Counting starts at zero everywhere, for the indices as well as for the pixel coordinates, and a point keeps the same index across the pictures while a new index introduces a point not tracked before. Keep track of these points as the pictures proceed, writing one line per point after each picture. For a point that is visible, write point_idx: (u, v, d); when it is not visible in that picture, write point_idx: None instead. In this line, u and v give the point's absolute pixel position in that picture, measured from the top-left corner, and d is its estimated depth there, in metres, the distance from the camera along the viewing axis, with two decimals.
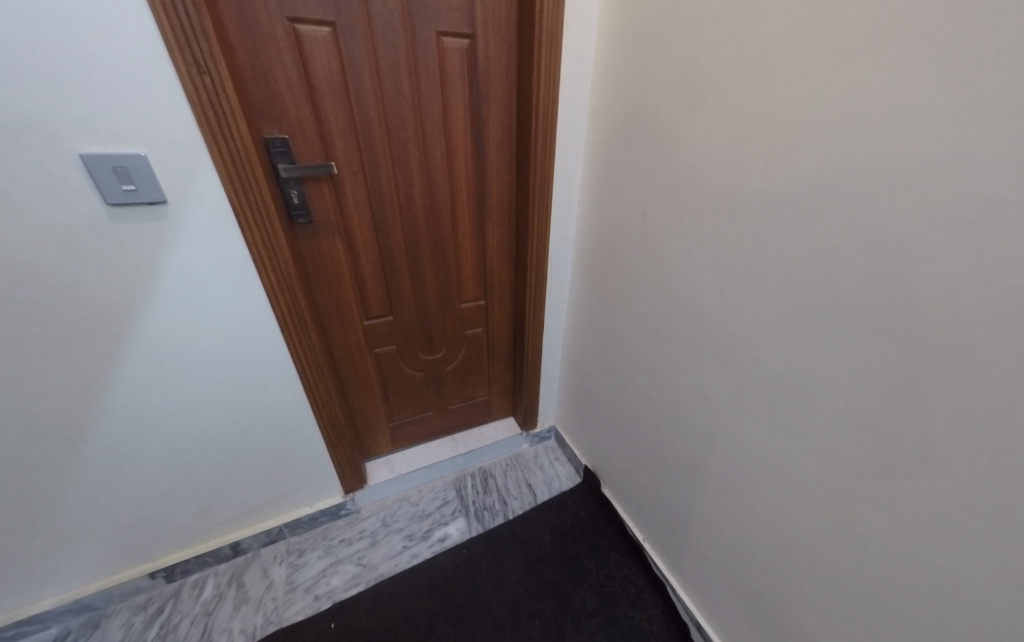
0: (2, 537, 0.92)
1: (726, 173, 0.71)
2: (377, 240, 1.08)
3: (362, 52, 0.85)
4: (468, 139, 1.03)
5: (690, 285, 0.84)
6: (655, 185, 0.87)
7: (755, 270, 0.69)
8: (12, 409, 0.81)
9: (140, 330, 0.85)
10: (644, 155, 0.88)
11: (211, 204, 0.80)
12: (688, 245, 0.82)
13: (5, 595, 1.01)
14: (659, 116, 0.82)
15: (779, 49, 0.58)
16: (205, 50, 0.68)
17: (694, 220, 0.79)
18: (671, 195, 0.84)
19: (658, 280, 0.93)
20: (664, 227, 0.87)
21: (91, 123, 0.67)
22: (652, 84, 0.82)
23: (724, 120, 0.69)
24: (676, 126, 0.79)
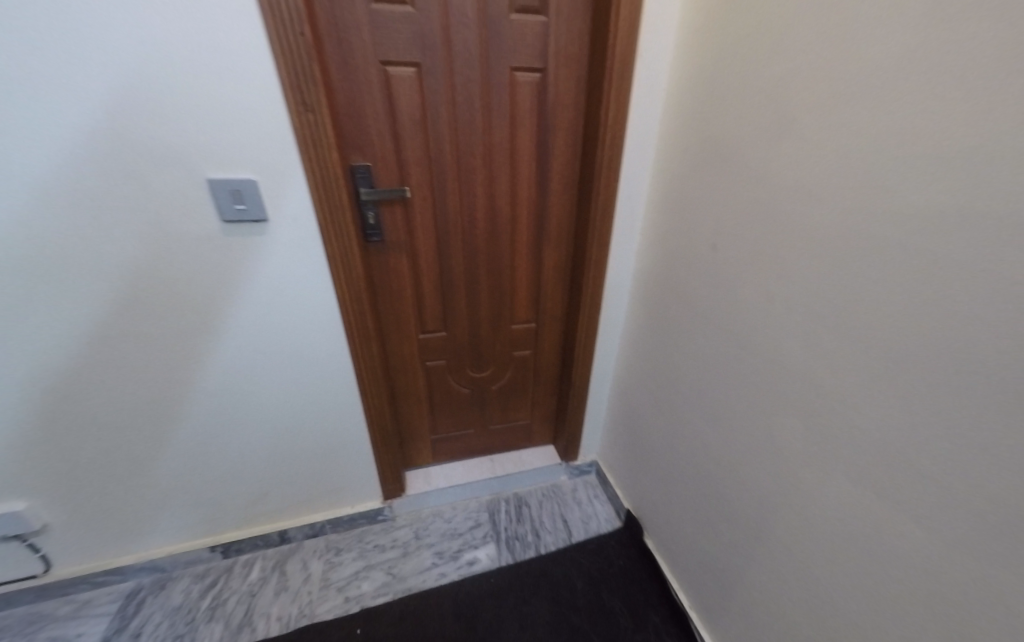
0: (108, 492, 1.09)
1: (808, 207, 0.65)
2: (439, 260, 1.14)
3: (441, 89, 0.92)
4: (532, 168, 1.06)
5: (761, 327, 0.77)
6: (727, 216, 0.82)
7: (839, 316, 0.62)
8: (129, 386, 0.96)
9: (230, 329, 0.97)
10: (716, 185, 0.84)
11: (302, 221, 0.90)
12: (761, 281, 0.76)
13: (104, 543, 1.18)
14: (734, 145, 0.78)
15: (873, 78, 0.53)
16: (313, 91, 0.78)
17: (770, 256, 0.73)
18: (744, 229, 0.78)
19: (725, 320, 0.86)
20: (735, 262, 0.81)
21: (218, 153, 0.80)
22: (729, 114, 0.79)
23: (809, 153, 0.64)
24: (753, 157, 0.74)
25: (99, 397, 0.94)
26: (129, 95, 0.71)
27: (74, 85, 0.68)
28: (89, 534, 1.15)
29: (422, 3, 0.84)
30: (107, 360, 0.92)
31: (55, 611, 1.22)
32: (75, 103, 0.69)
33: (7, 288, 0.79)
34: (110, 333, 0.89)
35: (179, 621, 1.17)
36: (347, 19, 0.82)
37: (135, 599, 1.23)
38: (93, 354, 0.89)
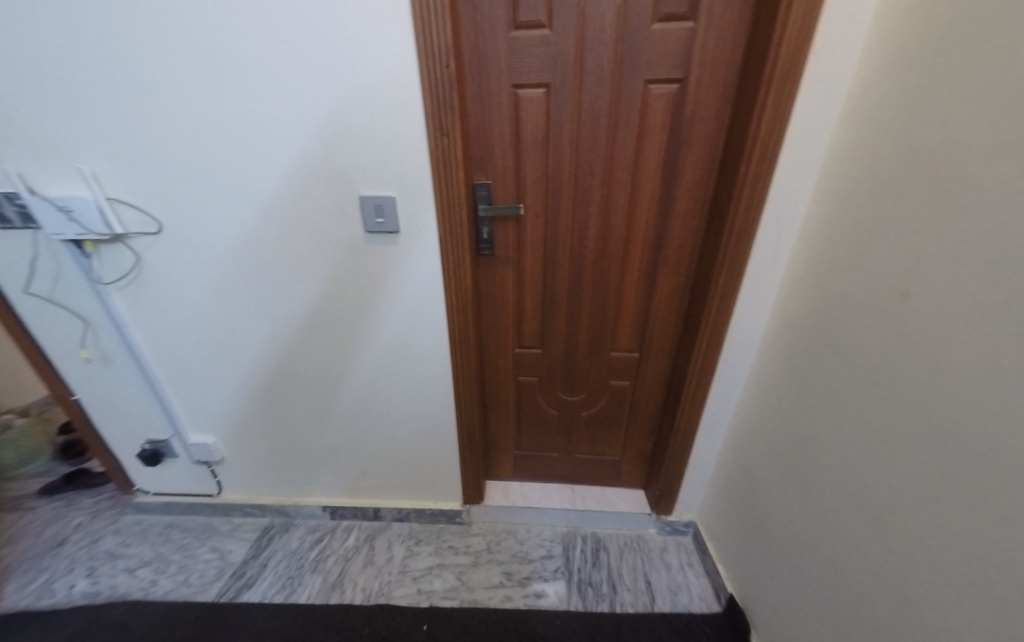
0: (266, 439, 1.39)
1: None
2: (544, 277, 1.12)
3: (568, 107, 0.91)
4: (656, 187, 0.97)
5: (971, 419, 0.54)
6: (924, 258, 0.61)
7: None
8: (289, 358, 1.20)
9: (360, 324, 1.12)
10: (908, 216, 0.64)
11: (426, 234, 0.98)
12: (971, 352, 0.54)
13: (258, 479, 1.51)
14: (941, 166, 0.58)
15: None
16: (449, 117, 0.84)
17: (991, 319, 0.52)
18: (953, 277, 0.57)
19: (907, 395, 0.64)
20: (930, 319, 0.60)
21: (369, 174, 0.92)
22: (937, 122, 0.59)
23: None
24: (970, 182, 0.54)
25: (270, 364, 1.22)
26: (314, 130, 0.88)
27: (283, 123, 0.87)
28: (251, 469, 1.48)
29: (559, 24, 0.83)
30: (280, 337, 1.17)
31: (220, 525, 1.57)
32: (283, 139, 0.89)
33: (229, 276, 1.09)
34: (284, 315, 1.13)
35: (293, 563, 1.39)
36: (487, 48, 0.86)
37: (269, 534, 1.52)
38: (271, 330, 1.16)
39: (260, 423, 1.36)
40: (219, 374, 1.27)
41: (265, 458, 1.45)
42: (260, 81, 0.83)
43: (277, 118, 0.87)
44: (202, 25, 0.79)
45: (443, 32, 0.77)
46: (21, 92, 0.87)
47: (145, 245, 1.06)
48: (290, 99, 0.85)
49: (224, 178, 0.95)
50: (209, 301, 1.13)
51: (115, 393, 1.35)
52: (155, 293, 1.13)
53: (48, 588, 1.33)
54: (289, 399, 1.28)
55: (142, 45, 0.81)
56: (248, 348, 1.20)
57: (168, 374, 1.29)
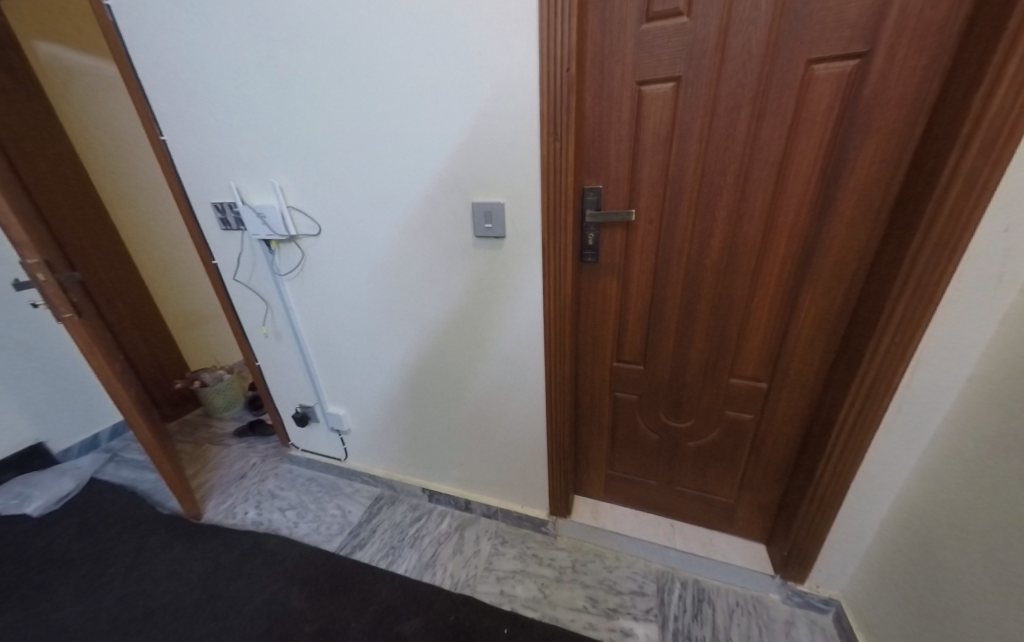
0: (382, 419, 1.59)
1: None
2: (653, 289, 1.02)
3: (701, 100, 0.80)
4: (809, 188, 0.80)
5: None
6: None
7: None
8: (405, 351, 1.34)
9: (465, 325, 1.19)
10: None
11: (531, 240, 0.98)
12: None
13: (374, 454, 1.73)
14: None
15: None
16: (563, 122, 0.82)
17: None
18: None
19: None
20: None
21: (481, 182, 0.96)
22: None
23: None
24: None
25: (389, 353, 1.38)
26: (443, 142, 0.95)
27: (420, 137, 0.96)
28: (369, 444, 1.70)
29: (700, 8, 0.74)
30: (399, 332, 1.32)
31: (344, 487, 1.84)
32: (418, 152, 0.99)
33: (363, 274, 1.26)
34: (403, 312, 1.27)
35: (396, 534, 1.55)
36: (613, 43, 0.81)
37: (379, 503, 1.72)
38: (392, 325, 1.31)
39: (381, 404, 1.55)
40: (353, 358, 1.48)
41: (382, 436, 1.64)
42: (405, 100, 0.93)
43: (415, 134, 0.96)
44: (368, 59, 0.92)
45: (567, 36, 0.75)
46: (242, 127, 1.14)
47: (308, 245, 1.29)
48: (427, 115, 0.93)
49: (370, 189, 1.09)
50: (348, 297, 1.33)
51: (282, 365, 1.68)
52: (312, 287, 1.38)
53: (231, 510, 1.72)
54: (404, 385, 1.43)
55: (322, 82, 0.99)
56: (373, 338, 1.38)
57: (316, 354, 1.55)
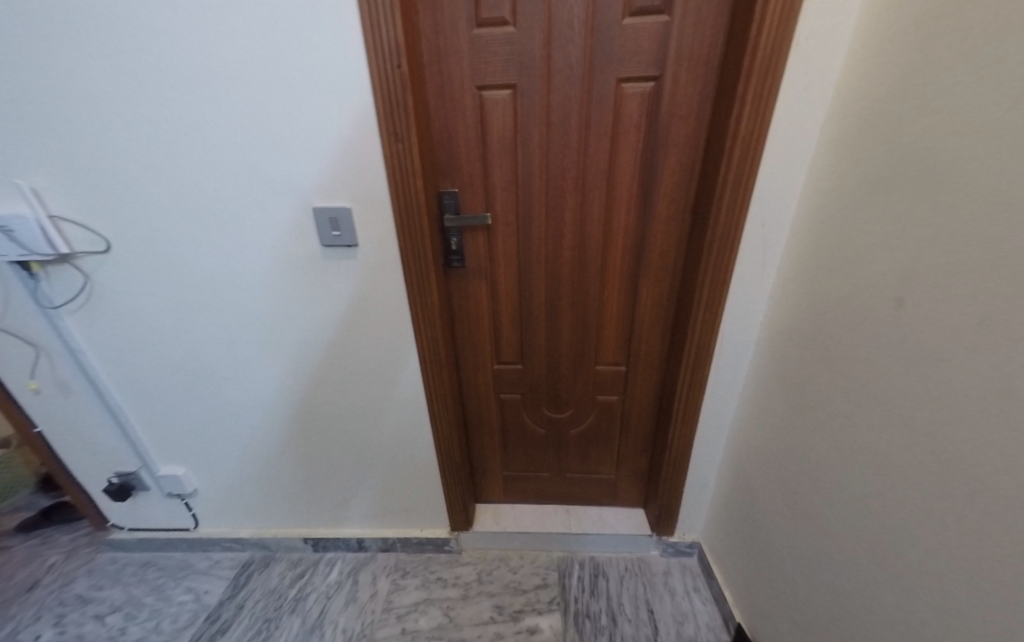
0: (239, 469, 1.32)
1: None
2: (520, 290, 1.05)
3: (536, 109, 0.84)
4: (633, 191, 0.90)
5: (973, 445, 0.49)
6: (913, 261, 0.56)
7: None
8: (258, 384, 1.14)
9: (327, 345, 1.06)
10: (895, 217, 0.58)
11: (388, 248, 0.91)
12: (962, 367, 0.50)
13: (235, 513, 1.43)
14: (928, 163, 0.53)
15: None
16: (401, 122, 0.77)
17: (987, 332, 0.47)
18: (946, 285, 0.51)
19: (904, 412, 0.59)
20: (925, 330, 0.54)
21: (322, 185, 0.86)
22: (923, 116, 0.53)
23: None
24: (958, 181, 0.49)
25: (237, 389, 1.15)
26: (268, 137, 0.81)
27: (239, 131, 0.81)
28: (226, 502, 1.40)
29: (523, 21, 0.77)
30: (246, 362, 1.11)
31: (197, 561, 1.48)
32: (239, 149, 0.83)
33: (186, 298, 1.02)
34: (247, 340, 1.07)
35: (271, 603, 1.31)
36: (448, 45, 0.80)
37: (248, 570, 1.43)
38: (235, 355, 1.10)
39: (234, 451, 1.28)
40: (187, 402, 1.20)
41: (241, 490, 1.37)
42: (212, 85, 0.77)
43: (231, 126, 0.81)
44: (147, 29, 0.73)
45: (395, 31, 0.71)
46: None
47: (95, 266, 0.99)
48: (243, 105, 0.79)
49: (180, 195, 0.89)
50: (168, 327, 1.07)
51: (79, 427, 1.27)
52: (112, 320, 1.07)
53: None
54: (263, 422, 1.21)
55: (80, 53, 0.76)
56: (213, 374, 1.14)
57: (132, 404, 1.22)
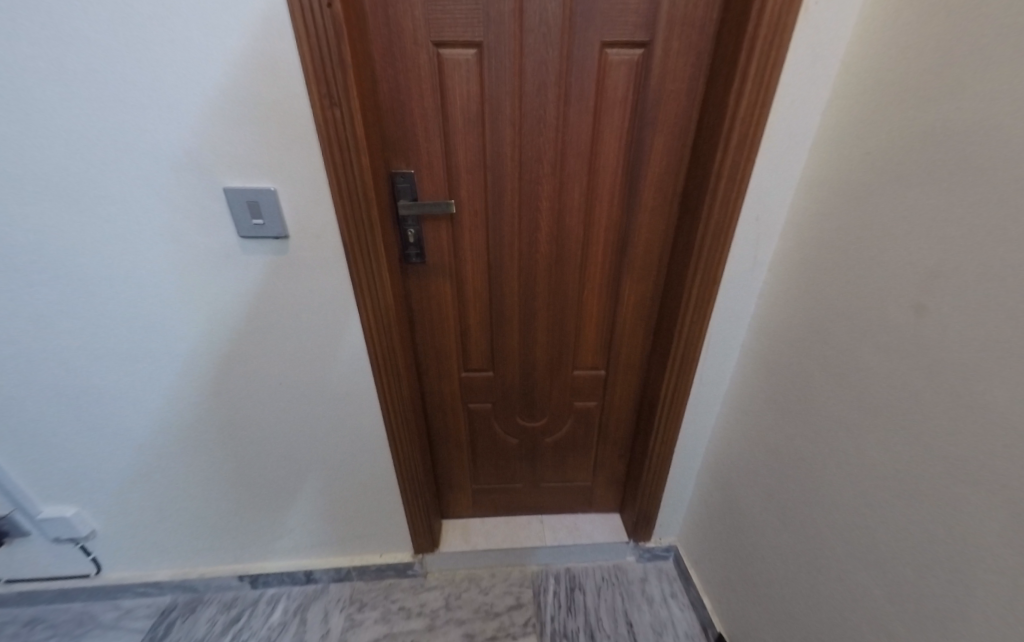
0: (150, 504, 1.09)
1: None
2: (490, 289, 0.92)
3: (507, 74, 0.71)
4: (618, 177, 0.80)
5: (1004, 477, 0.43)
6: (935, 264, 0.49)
7: None
8: (169, 403, 0.93)
9: (256, 356, 0.87)
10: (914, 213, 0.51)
11: (328, 241, 0.74)
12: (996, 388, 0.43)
13: (150, 554, 1.20)
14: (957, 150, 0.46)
15: None
16: (336, 79, 0.60)
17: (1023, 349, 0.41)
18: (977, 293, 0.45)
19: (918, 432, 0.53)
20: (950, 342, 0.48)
21: (234, 159, 0.66)
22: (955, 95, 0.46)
23: None
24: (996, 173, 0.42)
25: (141, 411, 0.93)
26: (149, 90, 0.60)
27: (101, 77, 0.58)
28: (136, 543, 1.17)
29: None
30: (150, 378, 0.89)
31: (104, 613, 1.24)
32: (106, 105, 0.60)
33: (52, 304, 0.78)
34: (151, 352, 0.85)
35: None
36: None
37: (170, 618, 1.22)
38: (135, 370, 0.88)
39: (143, 485, 1.05)
40: (74, 431, 0.95)
41: (156, 527, 1.14)
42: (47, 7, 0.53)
43: (88, 71, 0.58)
44: None
45: None
46: None
47: None
48: (104, 41, 0.56)
49: (19, 165, 0.64)
50: (32, 340, 0.82)
51: None
52: None
53: None
54: (180, 450, 1.00)
55: None
56: (106, 395, 0.91)
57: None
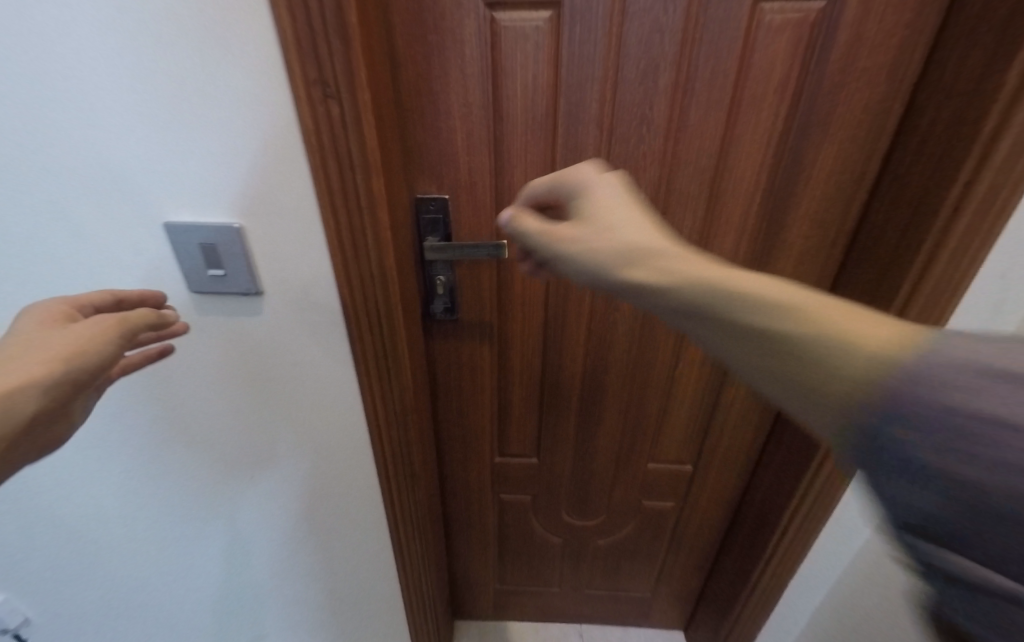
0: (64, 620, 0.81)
1: None
2: (543, 356, 0.67)
3: (596, 53, 0.47)
4: (751, 210, 0.53)
5: None
6: None
7: None
8: (94, 499, 0.67)
9: (216, 445, 0.62)
10: None
11: (317, 300, 0.49)
12: None
13: None
14: None
15: None
16: (332, 53, 0.37)
17: None
18: None
19: None
20: None
21: (179, 178, 0.42)
22: None
23: None
24: None
25: (56, 507, 0.68)
26: (46, 63, 0.37)
27: None
28: None
29: None
30: (69, 468, 0.64)
31: None
32: None
33: None
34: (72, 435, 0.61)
35: None
36: None
37: None
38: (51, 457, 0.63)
39: (57, 597, 0.78)
40: None
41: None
42: None
43: None
44: None
45: None
46: None
47: None
48: None
49: None
50: None
51: None
52: None
53: None
54: (118, 555, 0.74)
55: None
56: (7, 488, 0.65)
57: None
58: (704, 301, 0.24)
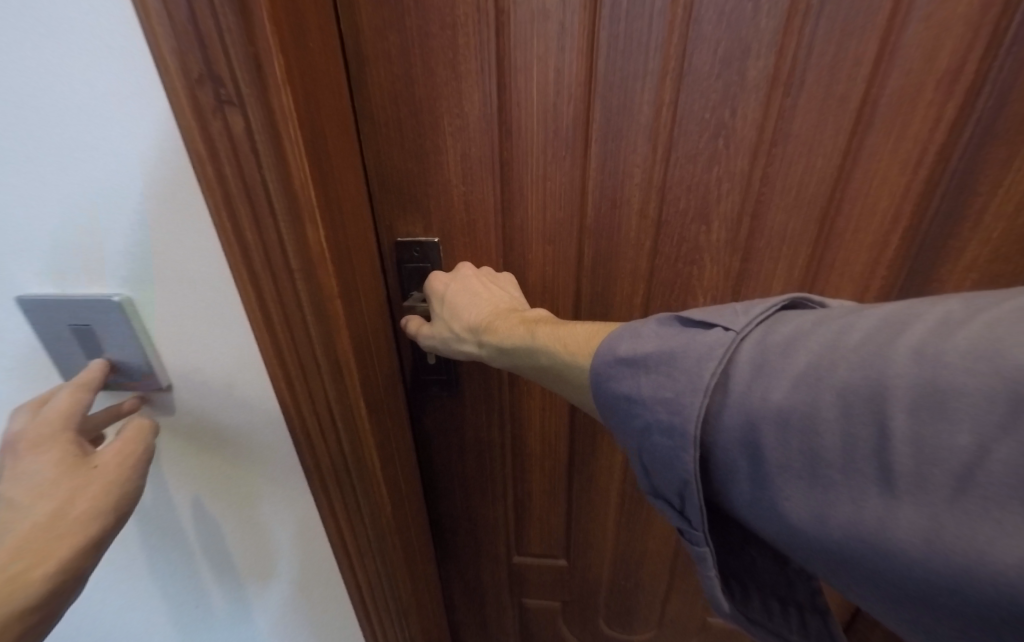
0: None
1: None
2: (570, 441, 0.50)
3: (650, 35, 0.32)
4: (885, 258, 0.36)
5: None
6: None
7: None
8: None
9: (119, 596, 0.44)
10: None
11: (248, 396, 0.34)
12: None
13: None
14: None
15: None
16: (220, 30, 0.21)
17: None
18: None
19: None
20: None
21: (23, 235, 0.27)
22: None
23: None
24: None
25: None
26: None
27: None
28: None
29: None
30: None
31: None
32: None
33: None
34: None
35: None
36: None
37: None
38: None
39: None
40: None
41: None
42: None
43: None
44: None
45: None
46: None
47: None
48: None
49: None
50: None
51: None
52: None
53: None
54: None
55: None
56: None
57: None
58: (550, 362, 0.31)
